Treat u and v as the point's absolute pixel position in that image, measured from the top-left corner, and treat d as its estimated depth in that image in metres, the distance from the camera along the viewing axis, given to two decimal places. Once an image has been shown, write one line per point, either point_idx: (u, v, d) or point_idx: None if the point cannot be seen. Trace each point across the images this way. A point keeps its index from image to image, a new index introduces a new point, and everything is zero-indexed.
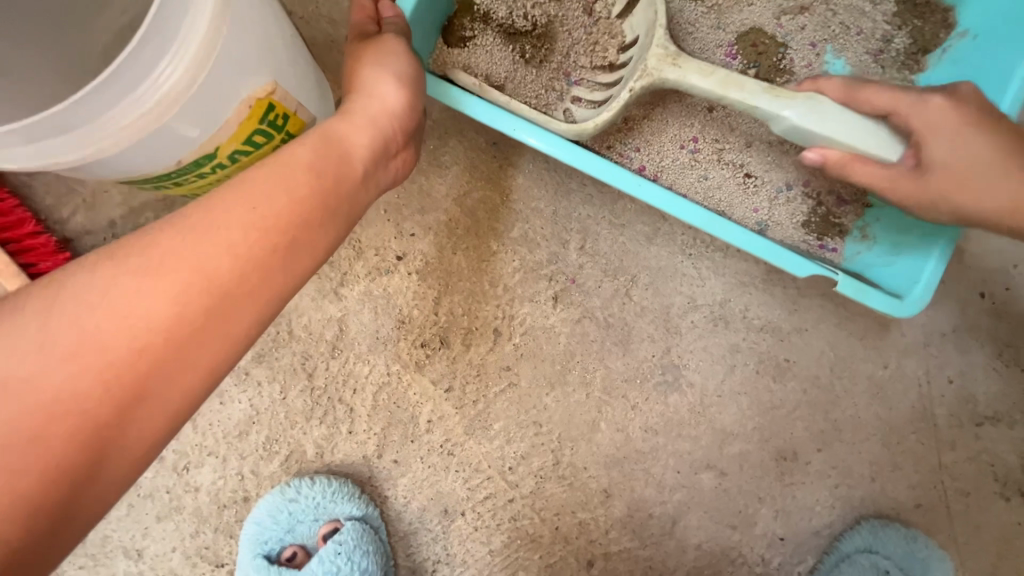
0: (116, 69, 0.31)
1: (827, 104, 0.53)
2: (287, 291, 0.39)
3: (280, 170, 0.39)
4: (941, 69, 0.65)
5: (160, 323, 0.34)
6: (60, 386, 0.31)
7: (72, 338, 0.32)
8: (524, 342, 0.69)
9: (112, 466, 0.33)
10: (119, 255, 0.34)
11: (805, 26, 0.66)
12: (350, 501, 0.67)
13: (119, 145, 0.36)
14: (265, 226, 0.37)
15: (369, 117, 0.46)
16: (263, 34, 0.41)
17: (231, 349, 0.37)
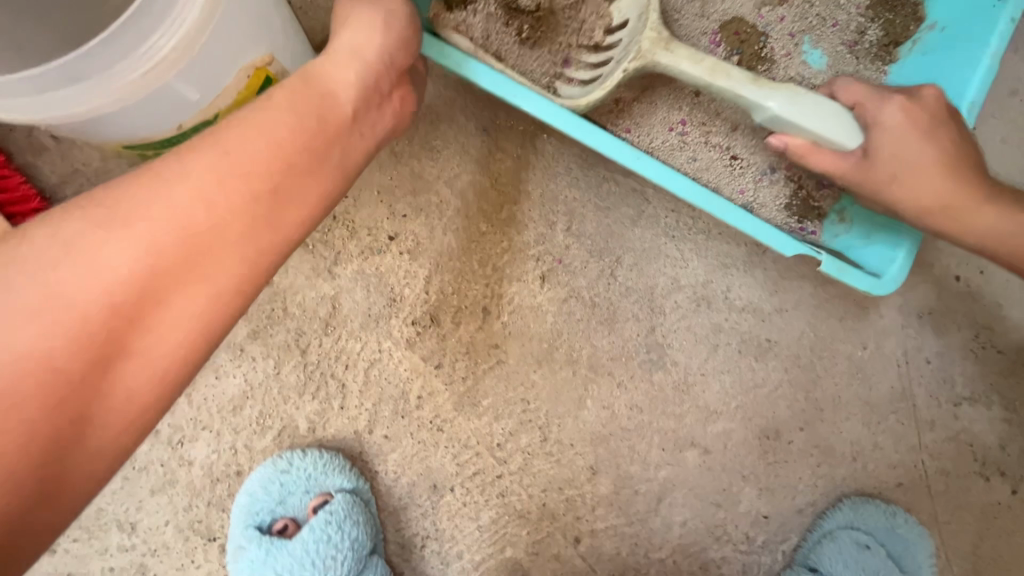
0: (131, 28, 0.34)
1: (807, 97, 0.55)
2: (279, 239, 0.42)
3: (264, 122, 0.41)
4: (912, 59, 0.66)
5: (146, 270, 0.36)
6: (51, 337, 0.34)
7: (58, 288, 0.34)
8: (512, 320, 0.72)
9: (114, 405, 0.36)
10: (100, 206, 0.36)
11: (784, 16, 0.68)
12: (341, 474, 0.68)
13: (126, 102, 0.38)
14: (247, 174, 0.39)
15: (357, 66, 0.47)
16: (263, 10, 0.45)
17: (227, 291, 0.40)
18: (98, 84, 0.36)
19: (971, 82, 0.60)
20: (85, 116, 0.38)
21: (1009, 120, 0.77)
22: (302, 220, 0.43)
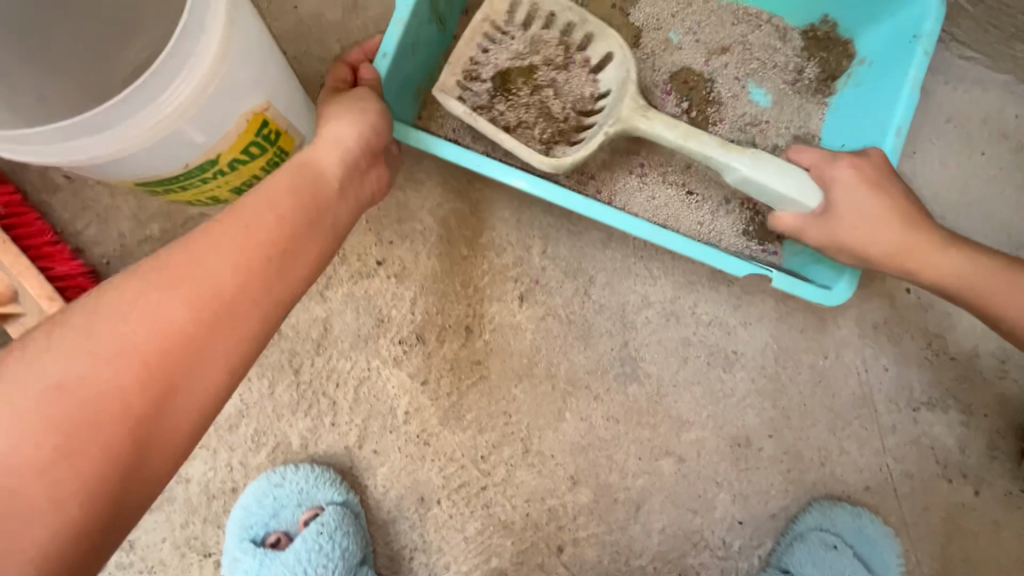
0: (143, 84, 0.40)
1: (770, 162, 0.60)
2: (290, 297, 0.44)
3: (276, 189, 0.45)
4: (846, 91, 0.74)
5: (186, 327, 0.38)
6: (104, 385, 0.36)
7: (112, 343, 0.36)
8: (493, 338, 0.76)
9: (151, 468, 0.37)
10: (151, 268, 0.39)
11: (728, 63, 0.76)
12: (332, 487, 0.72)
13: (138, 146, 0.44)
14: (259, 237, 0.42)
15: (341, 152, 0.50)
16: (261, 64, 0.50)
17: (245, 347, 0.41)
18: (113, 131, 0.41)
19: (896, 107, 0.66)
20: (103, 159, 0.43)
21: (945, 144, 0.84)
22: (310, 271, 0.46)
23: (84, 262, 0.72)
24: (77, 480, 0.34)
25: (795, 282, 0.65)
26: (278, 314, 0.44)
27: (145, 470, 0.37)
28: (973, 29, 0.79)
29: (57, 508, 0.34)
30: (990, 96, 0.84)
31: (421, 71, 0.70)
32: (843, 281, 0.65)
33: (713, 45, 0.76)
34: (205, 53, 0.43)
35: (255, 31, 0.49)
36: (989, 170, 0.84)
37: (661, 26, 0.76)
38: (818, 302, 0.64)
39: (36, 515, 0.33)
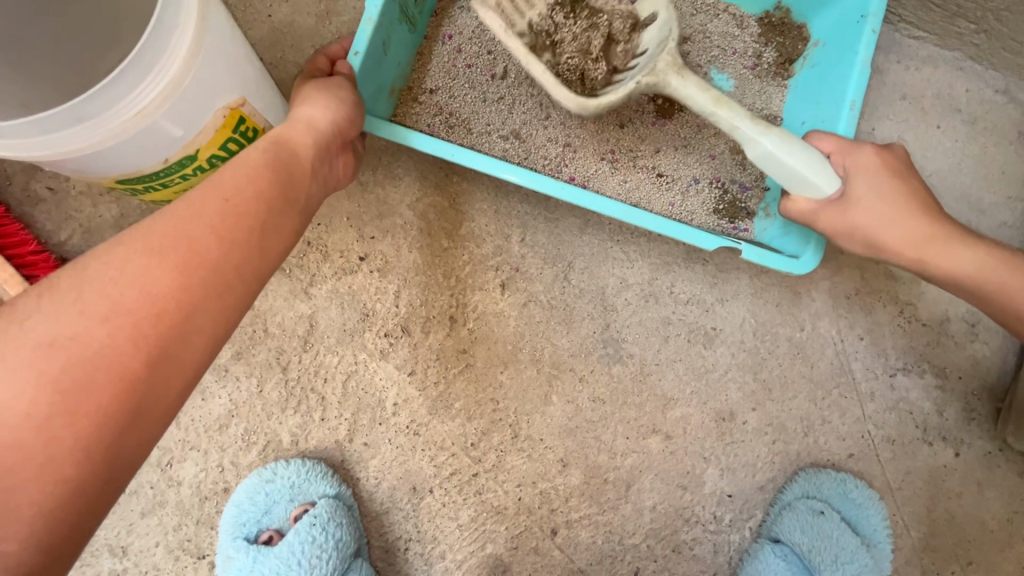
0: (117, 77, 0.42)
1: (796, 142, 0.58)
2: (265, 269, 0.46)
3: (248, 168, 0.47)
4: (804, 73, 0.77)
5: (172, 293, 0.39)
6: (96, 347, 0.37)
7: (102, 307, 0.38)
8: (478, 326, 0.78)
9: (140, 427, 0.38)
10: (133, 237, 0.40)
11: (690, 51, 0.79)
12: (324, 480, 0.73)
13: (117, 139, 0.46)
14: (237, 214, 0.44)
15: (314, 135, 0.54)
16: (234, 61, 0.52)
17: (226, 314, 0.43)
18: (93, 123, 0.43)
19: (847, 86, 0.69)
20: (83, 151, 0.45)
21: (902, 121, 0.88)
22: (283, 250, 0.48)
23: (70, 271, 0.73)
24: (75, 434, 0.36)
25: (764, 252, 0.67)
26: (254, 288, 0.45)
27: (134, 430, 0.38)
28: (918, 10, 0.83)
29: (53, 465, 0.35)
30: (942, 73, 0.88)
31: (394, 71, 0.72)
32: (810, 248, 0.67)
33: (674, 35, 0.79)
34: (180, 47, 0.45)
35: (228, 29, 0.51)
36: (946, 143, 0.88)
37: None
38: (787, 270, 0.66)
39: (37, 472, 0.35)
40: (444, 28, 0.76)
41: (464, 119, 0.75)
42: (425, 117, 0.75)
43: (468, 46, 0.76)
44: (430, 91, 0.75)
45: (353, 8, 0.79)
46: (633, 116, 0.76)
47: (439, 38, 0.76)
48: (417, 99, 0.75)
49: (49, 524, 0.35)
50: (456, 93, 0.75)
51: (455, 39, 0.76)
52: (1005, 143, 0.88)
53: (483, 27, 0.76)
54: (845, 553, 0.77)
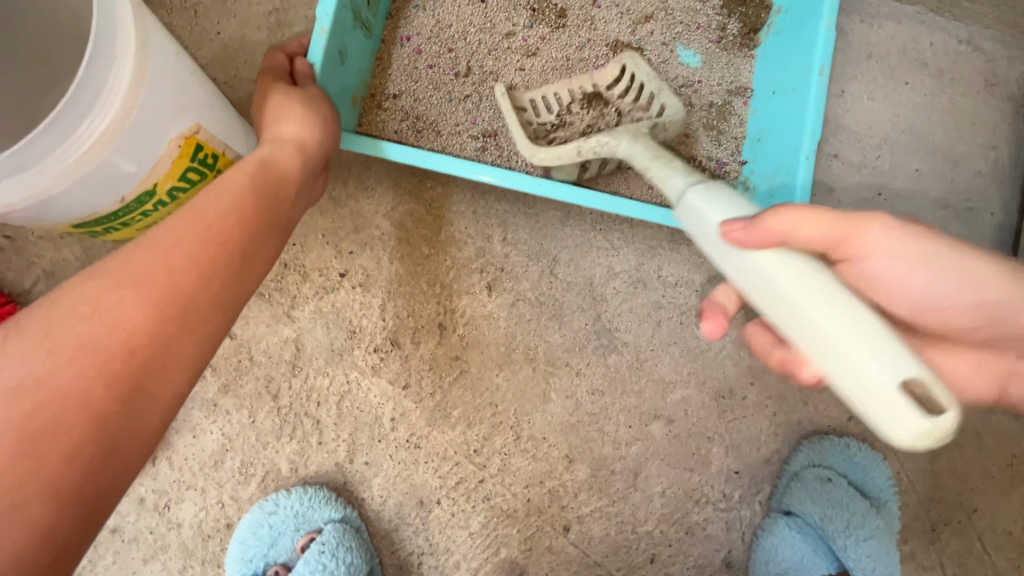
0: (58, 119, 0.39)
1: (728, 191, 0.43)
2: (243, 294, 0.44)
3: (227, 195, 0.45)
4: (769, 41, 0.76)
5: (147, 326, 0.38)
6: (64, 386, 0.35)
7: (74, 344, 0.36)
8: (468, 331, 0.76)
9: (113, 464, 0.36)
10: (105, 272, 0.39)
11: (654, 30, 0.77)
12: (328, 506, 0.71)
13: (67, 181, 0.43)
14: (217, 240, 0.42)
15: (302, 156, 0.52)
16: (182, 86, 0.50)
17: (204, 344, 0.41)
18: (38, 169, 0.40)
19: (815, 51, 0.68)
20: (34, 198, 0.42)
21: (870, 80, 0.87)
22: (261, 276, 0.47)
23: None
24: (43, 475, 0.33)
25: None
26: (230, 316, 0.43)
27: (108, 468, 0.36)
28: None
29: (23, 509, 0.33)
30: (905, 28, 0.88)
31: (354, 80, 0.69)
32: None
33: (636, 15, 0.77)
34: (122, 81, 0.42)
35: (170, 53, 0.48)
36: (916, 98, 0.88)
37: (584, 2, 0.76)
38: None
39: (2, 524, 0.32)
40: (401, 30, 0.74)
41: (432, 122, 0.73)
42: (391, 123, 0.72)
43: (427, 48, 0.74)
44: (394, 97, 0.73)
45: (305, 17, 0.77)
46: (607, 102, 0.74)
47: (397, 40, 0.74)
48: (380, 105, 0.72)
49: (26, 566, 0.32)
50: (420, 95, 0.73)
51: (413, 41, 0.74)
52: (973, 92, 0.88)
53: (441, 27, 0.74)
54: (857, 518, 0.77)
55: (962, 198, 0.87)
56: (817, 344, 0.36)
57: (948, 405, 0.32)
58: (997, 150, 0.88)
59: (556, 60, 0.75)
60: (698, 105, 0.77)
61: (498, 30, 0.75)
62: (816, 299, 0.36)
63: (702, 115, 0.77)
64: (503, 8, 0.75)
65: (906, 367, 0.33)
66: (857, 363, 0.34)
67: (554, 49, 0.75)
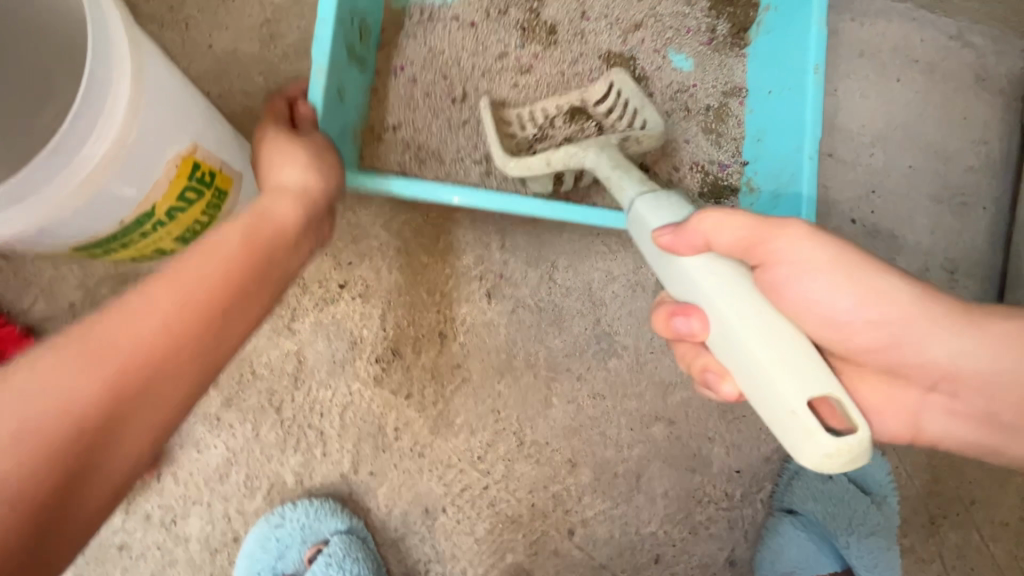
0: (57, 149, 0.39)
1: (671, 199, 0.48)
2: (220, 365, 0.43)
3: (217, 255, 0.43)
4: (760, 40, 0.76)
5: (111, 401, 0.36)
6: (15, 465, 0.33)
7: (11, 427, 0.33)
8: (469, 338, 0.77)
9: (56, 547, 0.34)
10: (78, 337, 0.37)
11: (644, 38, 0.77)
12: (334, 517, 0.72)
13: (64, 209, 0.43)
14: (200, 309, 0.41)
15: (304, 206, 0.51)
16: (178, 107, 0.50)
17: (171, 419, 0.39)
18: (38, 199, 0.40)
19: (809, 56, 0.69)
20: (32, 227, 0.42)
21: (862, 78, 0.88)
22: (240, 344, 0.45)
23: (38, 339, 0.70)
24: None
25: None
26: (203, 387, 0.42)
27: (51, 551, 0.34)
28: None
29: None
30: (896, 25, 0.88)
31: (353, 114, 0.69)
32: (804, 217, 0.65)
33: (625, 23, 0.77)
34: (119, 106, 0.42)
35: (165, 73, 0.48)
36: (907, 95, 0.88)
37: (573, 16, 0.76)
38: None
39: None
40: (394, 60, 0.74)
41: (434, 150, 0.73)
42: (393, 155, 0.72)
43: (422, 76, 0.74)
44: (393, 127, 0.73)
45: (297, 28, 0.76)
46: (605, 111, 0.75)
47: (390, 71, 0.74)
48: (380, 138, 0.72)
49: None
50: (418, 111, 0.73)
51: (408, 70, 0.74)
52: (964, 88, 0.88)
53: (434, 54, 0.74)
54: (858, 514, 0.80)
55: (955, 193, 0.87)
56: (726, 337, 0.43)
57: (856, 424, 0.38)
58: (989, 145, 0.88)
59: (551, 76, 0.75)
60: (694, 110, 0.76)
61: (491, 51, 0.75)
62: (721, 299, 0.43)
63: (700, 120, 0.76)
64: (495, 29, 0.75)
65: (817, 388, 0.39)
66: (769, 373, 0.40)
67: (548, 66, 0.75)
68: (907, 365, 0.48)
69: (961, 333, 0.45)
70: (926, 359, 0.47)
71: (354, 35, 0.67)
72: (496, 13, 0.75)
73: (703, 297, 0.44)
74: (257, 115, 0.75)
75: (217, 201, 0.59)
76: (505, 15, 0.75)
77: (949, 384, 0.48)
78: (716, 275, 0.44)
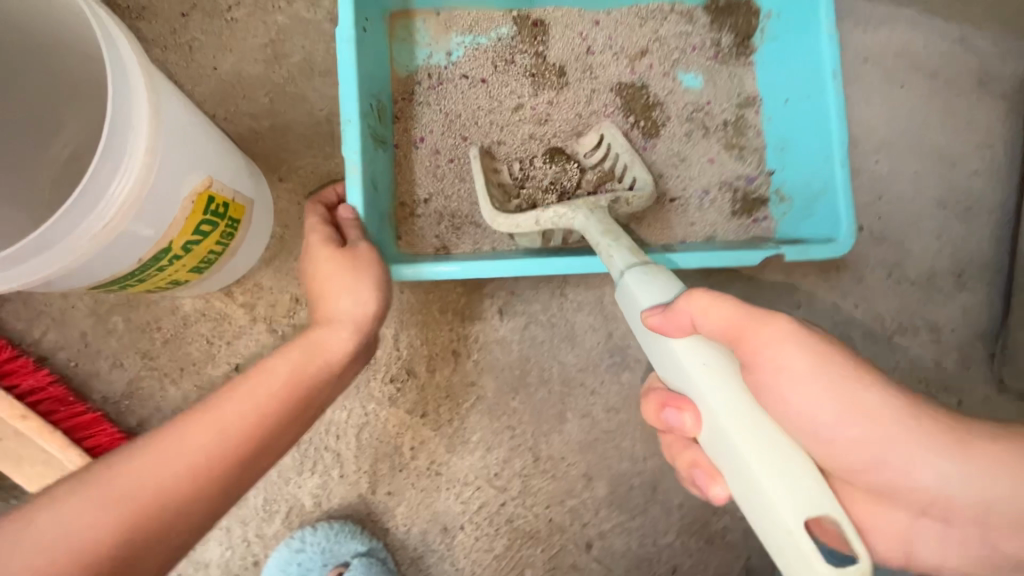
0: (79, 194, 0.39)
1: (663, 276, 0.49)
2: (249, 478, 0.52)
3: (272, 384, 0.54)
4: (766, 47, 0.77)
5: (170, 497, 0.46)
6: (93, 539, 0.42)
7: (105, 505, 0.44)
8: (483, 356, 0.77)
9: None
10: (164, 438, 0.48)
11: (652, 64, 0.77)
12: (354, 539, 0.72)
13: (86, 252, 0.43)
14: (249, 432, 0.51)
15: (348, 335, 0.58)
16: (193, 142, 0.50)
17: (205, 519, 0.48)
18: (63, 245, 0.41)
19: (824, 57, 0.69)
20: (57, 273, 0.42)
21: (866, 84, 0.88)
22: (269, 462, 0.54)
23: (50, 369, 0.70)
24: None
25: (804, 247, 0.66)
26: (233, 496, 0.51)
27: None
28: None
29: None
30: (899, 31, 0.88)
31: (384, 195, 0.70)
32: (845, 225, 0.67)
33: (631, 52, 0.77)
34: (137, 146, 0.42)
35: (179, 111, 0.49)
36: (912, 100, 0.88)
37: (578, 54, 0.77)
38: (833, 257, 0.66)
39: None
40: (414, 131, 0.74)
41: (467, 215, 0.73)
42: (429, 227, 0.72)
43: (444, 144, 0.74)
44: (425, 200, 0.73)
45: (301, 48, 0.76)
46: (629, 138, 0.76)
47: (412, 143, 0.74)
48: (413, 213, 0.72)
49: None
50: (441, 144, 0.74)
51: (429, 141, 0.74)
52: (968, 91, 0.89)
53: (450, 118, 0.74)
54: None
55: (961, 198, 0.88)
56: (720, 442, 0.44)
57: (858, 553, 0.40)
58: (993, 149, 0.89)
59: (568, 121, 0.76)
60: (713, 127, 0.77)
61: (506, 104, 0.75)
62: (719, 403, 0.44)
63: (720, 135, 0.77)
64: (505, 82, 0.76)
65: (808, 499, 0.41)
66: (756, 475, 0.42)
67: (564, 109, 0.76)
68: (897, 487, 0.46)
69: (946, 455, 0.44)
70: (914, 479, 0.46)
71: (375, 117, 0.68)
72: (503, 65, 0.76)
73: (695, 391, 0.46)
74: (264, 137, 0.75)
75: (231, 230, 0.59)
76: (511, 64, 0.76)
77: (939, 510, 0.47)
78: (708, 364, 0.46)
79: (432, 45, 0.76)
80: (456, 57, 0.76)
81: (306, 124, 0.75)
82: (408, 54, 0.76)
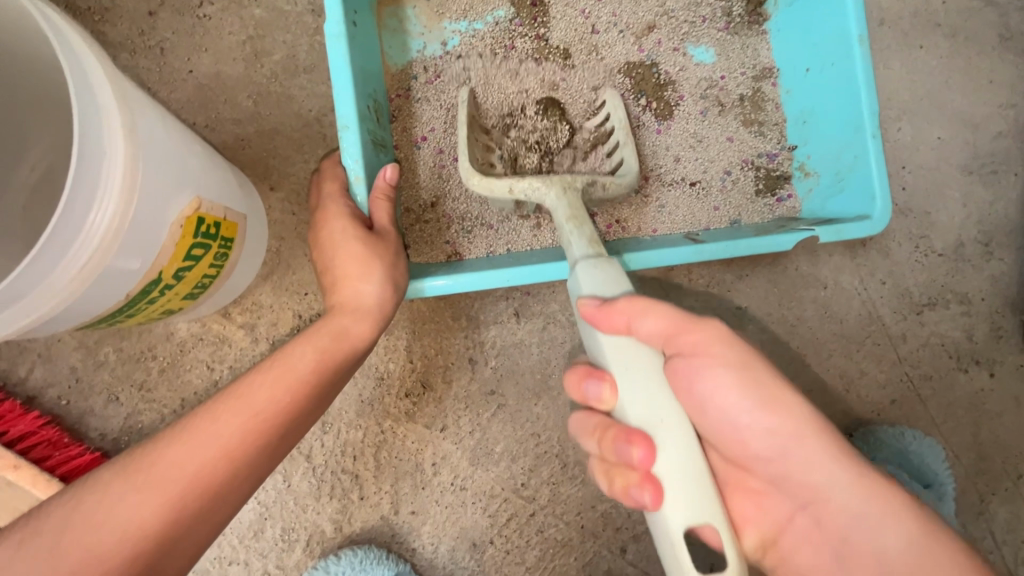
0: (52, 232, 0.34)
1: (613, 271, 0.48)
2: (279, 454, 0.48)
3: (300, 361, 0.51)
4: (781, 14, 0.72)
5: (208, 469, 0.42)
6: (136, 518, 0.39)
7: (149, 483, 0.41)
8: (501, 362, 0.73)
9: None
10: (198, 421, 0.45)
11: (660, 39, 0.72)
12: (380, 565, 0.68)
13: (65, 296, 0.38)
14: (283, 406, 0.48)
15: (371, 320, 0.56)
16: (177, 160, 0.45)
17: (240, 492, 0.45)
18: (36, 293, 0.36)
19: (847, 19, 0.64)
20: (35, 322, 0.38)
21: (883, 48, 0.83)
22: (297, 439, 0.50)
23: (40, 412, 0.65)
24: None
25: (840, 228, 0.63)
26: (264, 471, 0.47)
27: None
28: None
29: None
30: None
31: None
32: (879, 202, 0.63)
33: (637, 26, 0.72)
34: (113, 172, 0.37)
35: (157, 126, 0.43)
36: (931, 63, 0.84)
37: (582, 33, 0.72)
38: (867, 236, 0.63)
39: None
40: (414, 131, 0.69)
41: (478, 217, 0.68)
42: (441, 233, 0.68)
43: (447, 142, 0.69)
44: (433, 204, 0.68)
45: (283, 43, 0.70)
46: (641, 121, 0.71)
47: (413, 144, 0.69)
48: (423, 220, 0.68)
49: None
50: (443, 140, 0.69)
51: (431, 139, 0.69)
52: (988, 50, 0.84)
53: (451, 113, 0.69)
54: None
55: (985, 162, 0.84)
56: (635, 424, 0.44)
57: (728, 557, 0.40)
58: (1016, 108, 0.85)
59: (575, 102, 0.71)
60: (728, 104, 0.72)
61: (507, 72, 0.70)
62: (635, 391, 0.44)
63: (738, 112, 0.72)
64: (506, 67, 0.70)
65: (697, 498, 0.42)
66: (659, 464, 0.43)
67: (574, 88, 0.71)
68: (788, 480, 0.46)
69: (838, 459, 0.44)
70: (797, 476, 0.46)
71: (374, 119, 0.63)
72: (503, 50, 0.70)
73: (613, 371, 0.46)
74: (251, 143, 0.69)
75: (224, 250, 0.54)
76: (511, 50, 0.71)
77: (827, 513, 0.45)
78: (633, 361, 0.45)
79: (425, 34, 0.71)
80: (452, 46, 0.71)
81: (294, 126, 0.70)
82: (399, 47, 0.70)
